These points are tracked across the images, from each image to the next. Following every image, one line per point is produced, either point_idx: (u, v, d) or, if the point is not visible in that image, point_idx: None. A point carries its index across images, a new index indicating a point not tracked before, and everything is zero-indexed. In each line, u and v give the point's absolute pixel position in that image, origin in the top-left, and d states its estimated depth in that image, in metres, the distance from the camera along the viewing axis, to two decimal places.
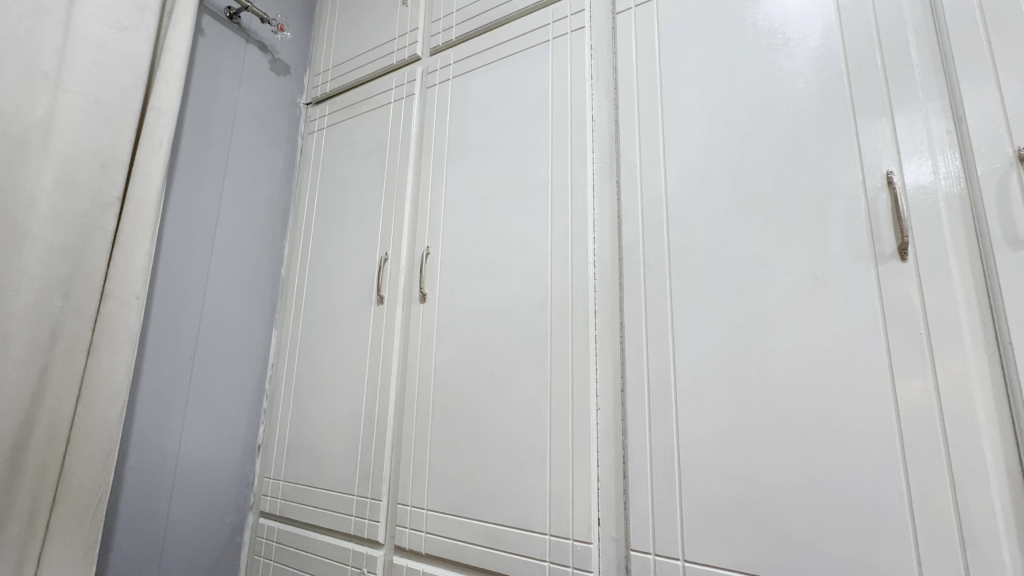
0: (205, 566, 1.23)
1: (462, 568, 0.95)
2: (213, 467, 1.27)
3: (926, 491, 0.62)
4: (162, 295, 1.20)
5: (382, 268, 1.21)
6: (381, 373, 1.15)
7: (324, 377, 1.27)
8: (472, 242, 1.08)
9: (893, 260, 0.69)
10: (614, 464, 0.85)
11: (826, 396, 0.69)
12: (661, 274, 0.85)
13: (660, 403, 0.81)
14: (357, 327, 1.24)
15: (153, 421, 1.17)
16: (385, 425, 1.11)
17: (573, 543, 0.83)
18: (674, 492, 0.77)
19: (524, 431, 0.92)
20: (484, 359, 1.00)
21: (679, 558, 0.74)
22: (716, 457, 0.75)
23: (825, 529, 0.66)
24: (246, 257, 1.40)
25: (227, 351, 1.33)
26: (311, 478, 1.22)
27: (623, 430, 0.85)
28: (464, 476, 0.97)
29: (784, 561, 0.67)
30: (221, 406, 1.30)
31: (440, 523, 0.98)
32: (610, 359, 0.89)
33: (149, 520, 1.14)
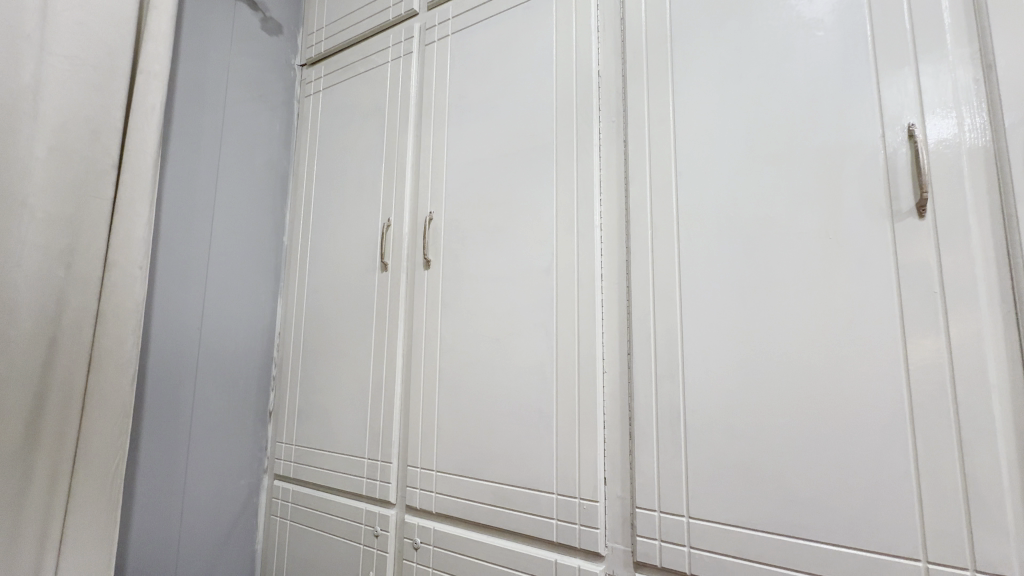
0: (225, 525, 1.28)
1: (471, 526, 0.98)
2: (227, 433, 1.30)
3: (932, 448, 0.62)
4: (166, 265, 1.20)
5: (384, 234, 1.20)
6: (387, 340, 1.16)
7: (331, 344, 1.28)
8: (476, 208, 1.06)
9: (909, 218, 0.67)
10: (620, 426, 0.85)
11: (835, 357, 0.69)
12: (669, 237, 0.83)
13: (666, 366, 0.81)
14: (361, 294, 1.23)
15: (165, 389, 1.19)
16: (394, 390, 1.12)
17: (579, 502, 0.85)
18: (679, 453, 0.78)
19: (530, 394, 0.93)
20: (490, 324, 1.00)
21: (683, 515, 0.76)
22: (722, 419, 0.75)
23: (829, 486, 0.67)
24: (247, 225, 1.38)
25: (234, 320, 1.33)
26: (322, 442, 1.25)
27: (629, 392, 0.85)
28: (472, 439, 0.99)
29: (788, 518, 0.69)
30: (232, 373, 1.32)
31: (449, 484, 1.01)
32: (616, 323, 0.88)
33: (168, 484, 1.18)
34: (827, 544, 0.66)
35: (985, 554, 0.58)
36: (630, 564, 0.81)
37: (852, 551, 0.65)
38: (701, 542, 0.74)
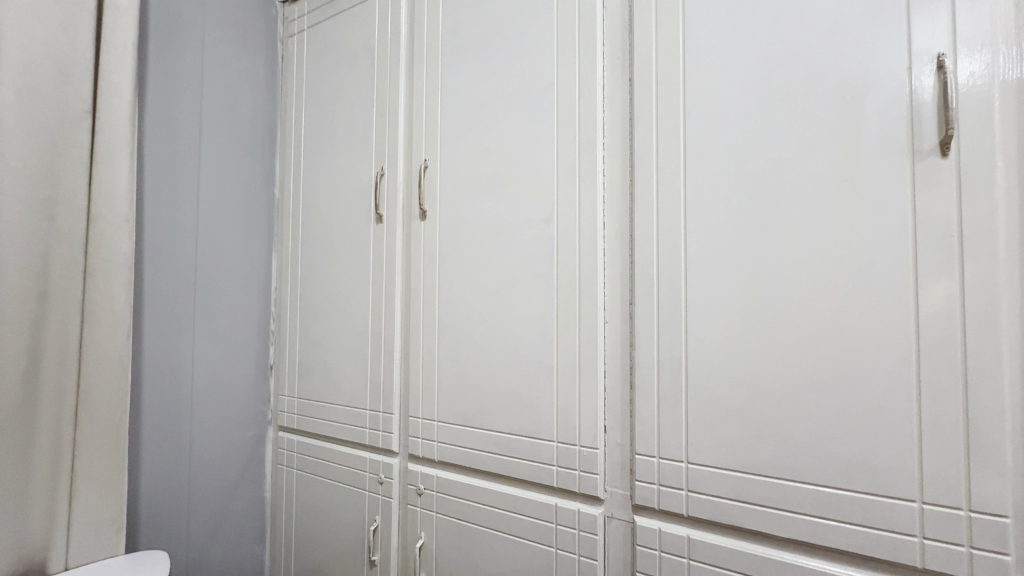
0: (233, 475, 1.31)
1: (473, 472, 1.00)
2: (229, 387, 1.31)
3: (936, 395, 0.61)
4: (153, 220, 1.17)
5: (378, 184, 1.16)
6: (385, 293, 1.14)
7: (328, 298, 1.26)
8: (473, 155, 1.01)
9: (931, 158, 0.63)
10: (621, 376, 0.85)
11: (842, 304, 0.67)
12: (675, 183, 0.80)
13: (669, 315, 0.79)
14: (356, 246, 1.20)
15: (163, 344, 1.18)
16: (393, 343, 1.12)
17: (579, 449, 0.86)
18: (680, 401, 0.78)
19: (530, 346, 0.92)
20: (489, 275, 0.98)
21: (682, 460, 0.77)
22: (724, 367, 0.74)
23: (829, 432, 0.67)
24: (235, 176, 1.33)
25: (228, 275, 1.31)
26: (324, 395, 1.26)
27: (631, 343, 0.84)
28: (472, 390, 0.99)
29: (785, 462, 0.70)
30: (230, 328, 1.31)
31: (451, 433, 1.02)
32: (619, 273, 0.86)
33: (174, 437, 1.20)
34: (824, 486, 0.67)
35: (981, 495, 0.59)
36: (629, 507, 0.83)
37: (848, 493, 0.65)
38: (699, 485, 0.76)
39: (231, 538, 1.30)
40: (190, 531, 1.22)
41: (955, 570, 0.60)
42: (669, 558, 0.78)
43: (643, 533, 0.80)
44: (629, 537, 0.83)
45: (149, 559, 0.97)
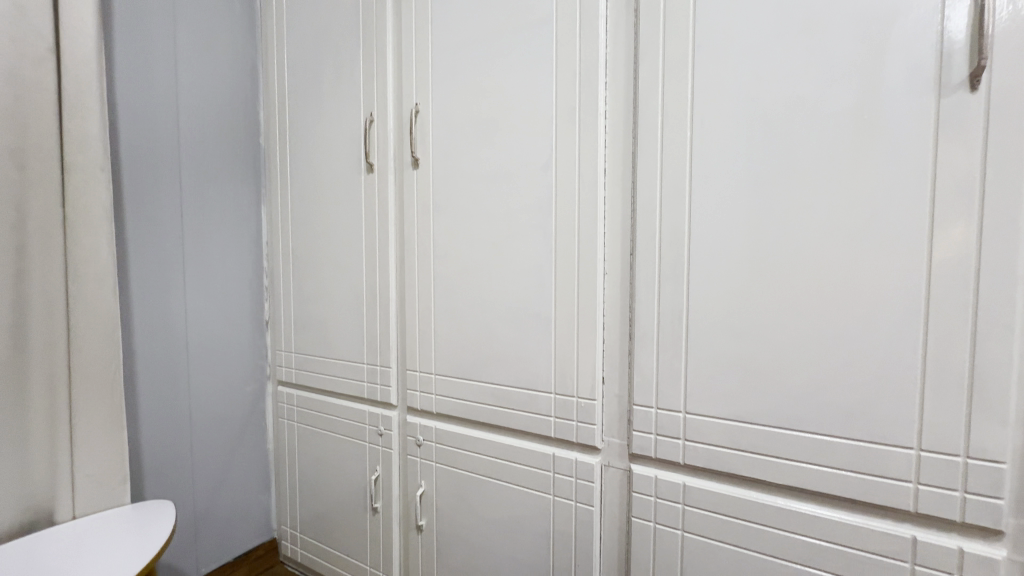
0: (235, 427, 1.33)
1: (471, 424, 1.01)
2: (225, 343, 1.30)
3: (943, 344, 0.60)
4: (131, 169, 1.11)
5: (368, 130, 1.10)
6: (379, 246, 1.11)
7: (321, 252, 1.23)
8: (467, 98, 0.95)
9: (959, 93, 0.58)
10: (619, 328, 0.84)
11: (852, 253, 0.64)
12: (681, 125, 0.75)
13: (671, 265, 0.77)
14: (348, 197, 1.16)
15: (154, 299, 1.15)
16: (388, 297, 1.10)
17: (577, 400, 0.86)
18: (680, 352, 0.77)
19: (528, 298, 0.90)
20: (485, 226, 0.95)
21: (680, 411, 0.77)
22: (725, 318, 0.73)
23: (830, 381, 0.66)
24: (217, 125, 1.27)
25: (216, 230, 1.27)
26: (320, 349, 1.25)
27: (631, 295, 0.82)
28: (469, 344, 0.98)
29: (784, 412, 0.69)
30: (222, 283, 1.29)
31: (449, 386, 1.02)
32: (619, 222, 0.83)
33: (172, 392, 1.19)
34: (821, 434, 0.67)
35: (980, 443, 0.58)
36: (625, 456, 0.84)
37: (846, 441, 0.65)
38: (696, 435, 0.76)
39: (237, 487, 1.33)
40: (195, 482, 1.24)
41: (947, 513, 0.60)
42: (664, 504, 0.79)
43: (639, 481, 0.81)
44: (625, 485, 0.84)
45: (154, 507, 0.99)
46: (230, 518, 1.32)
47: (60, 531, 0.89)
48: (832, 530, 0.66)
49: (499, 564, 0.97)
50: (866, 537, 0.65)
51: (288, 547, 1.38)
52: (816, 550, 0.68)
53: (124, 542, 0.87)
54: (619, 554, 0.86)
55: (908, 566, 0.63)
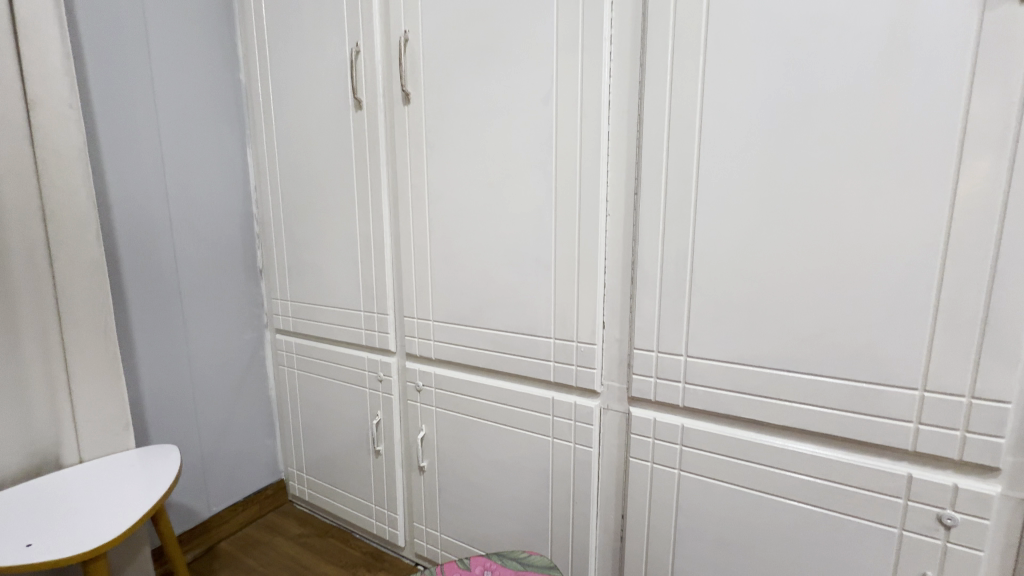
0: (235, 374, 1.33)
1: (470, 369, 1.01)
2: (219, 291, 1.28)
3: (959, 284, 0.58)
4: (104, 107, 1.03)
5: (354, 63, 1.02)
6: (371, 189, 1.06)
7: (311, 196, 1.18)
8: (459, 23, 0.87)
9: (1007, 6, 0.52)
10: (621, 272, 0.81)
11: (870, 189, 0.61)
12: (694, 49, 0.69)
13: (677, 205, 0.73)
14: (336, 138, 1.10)
15: (141, 247, 1.11)
16: (383, 242, 1.06)
17: (577, 345, 0.85)
18: (683, 296, 0.75)
19: (527, 242, 0.87)
20: (481, 166, 0.90)
21: (681, 355, 0.76)
22: (732, 260, 0.70)
23: (836, 323, 0.64)
24: (192, 59, 1.18)
25: (200, 173, 1.22)
26: (316, 297, 1.23)
27: (634, 236, 0.79)
28: (467, 290, 0.96)
29: (787, 355, 0.68)
30: (211, 230, 1.25)
31: (447, 333, 1.01)
32: (623, 160, 0.78)
33: (168, 341, 1.18)
34: (824, 376, 0.66)
35: (987, 384, 0.58)
36: (625, 399, 0.84)
37: (848, 383, 0.65)
38: (696, 378, 0.75)
39: (242, 432, 1.36)
40: (200, 427, 1.26)
41: (945, 452, 0.60)
42: (661, 445, 0.80)
43: (638, 423, 0.82)
44: (624, 427, 0.85)
45: (160, 451, 1.00)
46: (238, 461, 1.35)
47: (68, 474, 0.91)
48: (828, 467, 0.67)
49: (499, 501, 1.00)
50: (861, 474, 0.65)
51: (295, 487, 1.43)
52: (811, 487, 0.69)
53: (133, 483, 0.89)
54: (616, 492, 0.88)
55: (901, 501, 0.64)
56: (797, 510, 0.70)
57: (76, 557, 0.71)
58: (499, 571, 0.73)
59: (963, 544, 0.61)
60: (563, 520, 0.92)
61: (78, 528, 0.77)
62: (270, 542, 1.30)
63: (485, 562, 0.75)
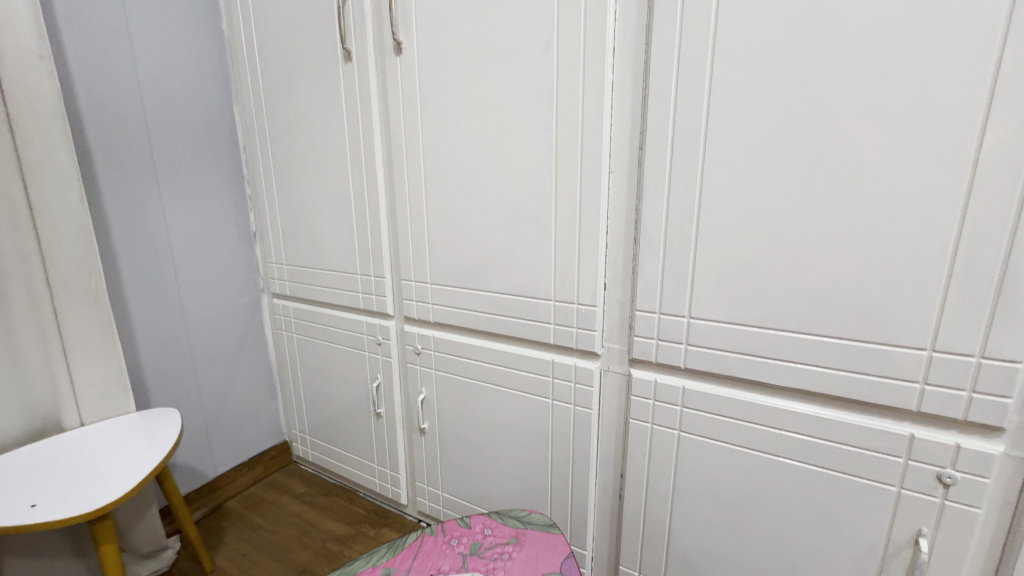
0: (233, 339, 1.33)
1: (470, 332, 1.00)
2: (213, 255, 1.25)
3: (977, 242, 0.55)
4: (79, 60, 0.97)
5: (341, 10, 0.96)
6: (364, 148, 1.02)
7: (303, 156, 1.13)
8: None
9: None
10: (624, 232, 0.79)
11: (890, 141, 0.57)
12: None
13: (683, 160, 0.70)
14: (326, 93, 1.05)
15: (129, 209, 1.08)
16: (378, 203, 1.03)
17: (577, 307, 0.84)
18: (687, 256, 0.72)
19: (526, 202, 0.84)
20: (478, 121, 0.85)
21: (684, 316, 0.75)
22: (740, 218, 0.67)
23: (846, 283, 0.62)
24: (170, 7, 1.11)
25: (186, 131, 1.17)
26: (312, 260, 1.21)
27: (638, 194, 0.76)
28: (465, 252, 0.94)
29: (794, 316, 0.66)
30: (200, 192, 1.21)
31: (446, 295, 0.99)
32: (627, 113, 0.74)
33: (164, 305, 1.17)
34: (831, 337, 0.65)
35: (998, 344, 0.56)
36: (626, 361, 0.83)
37: (854, 344, 0.63)
38: (698, 340, 0.74)
39: (243, 395, 1.37)
40: (201, 391, 1.26)
41: (950, 412, 0.60)
42: (662, 406, 0.80)
43: (638, 384, 0.81)
44: (624, 388, 0.85)
45: (161, 414, 1.00)
46: (241, 424, 1.37)
47: (71, 437, 0.91)
48: (829, 428, 0.67)
49: (499, 462, 1.01)
50: (863, 434, 0.65)
51: (299, 448, 1.46)
52: (811, 447, 0.68)
53: (136, 445, 0.90)
54: (616, 452, 0.89)
55: (902, 461, 0.63)
56: (796, 469, 0.70)
57: (80, 517, 0.72)
58: (500, 529, 0.74)
59: (961, 502, 0.61)
60: (563, 479, 0.93)
61: (82, 489, 0.77)
62: (277, 501, 1.34)
63: (485, 520, 0.76)
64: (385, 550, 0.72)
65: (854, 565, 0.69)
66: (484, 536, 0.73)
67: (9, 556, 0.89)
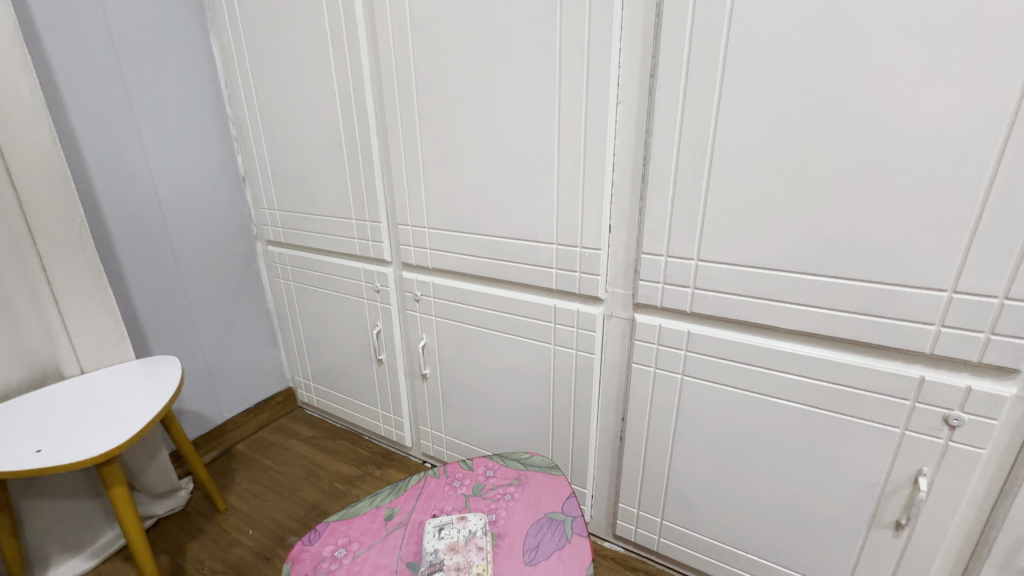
0: (230, 287, 1.31)
1: (469, 278, 0.97)
2: (201, 200, 1.21)
3: (1016, 175, 0.51)
4: None
5: None
6: (353, 82, 0.95)
7: (288, 91, 1.06)
8: None
9: None
10: (631, 170, 0.74)
11: (932, 60, 0.51)
12: None
13: (698, 88, 0.64)
14: (308, 20, 0.96)
15: (108, 151, 1.02)
16: (370, 143, 0.97)
17: (581, 251, 0.80)
18: (698, 195, 0.68)
19: (527, 138, 0.79)
20: (475, 48, 0.78)
21: (692, 259, 0.72)
22: (757, 152, 0.62)
23: (866, 222, 0.59)
24: None
25: (162, 65, 1.09)
26: (304, 205, 1.17)
27: (647, 128, 0.70)
28: (463, 194, 0.89)
29: (808, 258, 0.63)
30: (182, 133, 1.15)
31: (444, 240, 0.96)
32: (638, 35, 0.67)
33: (155, 253, 1.13)
34: (846, 279, 0.62)
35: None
36: (630, 306, 0.81)
37: (871, 286, 0.61)
38: (706, 283, 0.71)
39: (244, 343, 1.37)
40: (202, 339, 1.26)
41: (964, 354, 0.58)
42: (665, 351, 0.78)
43: (642, 329, 0.79)
44: (627, 334, 0.83)
45: (161, 361, 1.00)
46: (244, 371, 1.38)
47: (72, 384, 0.91)
48: (837, 371, 0.66)
49: (501, 406, 1.02)
50: (871, 378, 0.64)
51: (303, 394, 1.48)
52: (817, 390, 0.68)
53: (138, 391, 0.90)
54: (617, 396, 0.89)
55: (909, 403, 0.63)
56: (799, 411, 0.70)
57: (87, 461, 0.73)
58: (501, 471, 0.75)
59: (965, 443, 0.61)
60: (564, 423, 0.94)
61: (86, 435, 0.78)
62: (285, 443, 1.37)
63: (487, 463, 0.77)
64: (388, 491, 0.73)
65: (851, 502, 0.70)
66: (486, 478, 0.74)
67: (25, 498, 0.91)
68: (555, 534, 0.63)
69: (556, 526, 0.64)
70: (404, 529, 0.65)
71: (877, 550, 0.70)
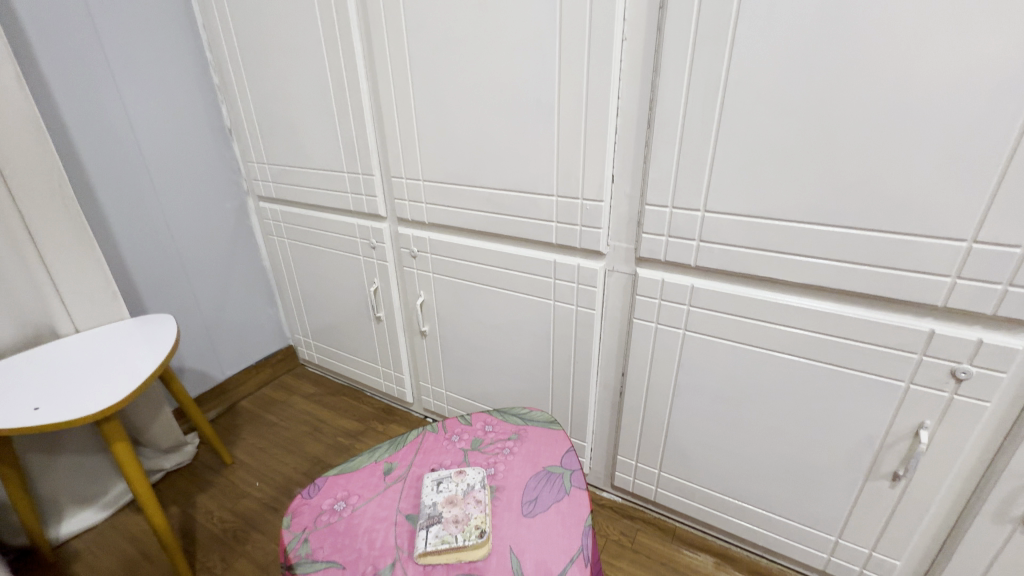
0: (223, 245, 1.28)
1: (467, 233, 0.94)
2: (187, 153, 1.16)
3: None
4: None
5: None
6: (338, 22, 0.88)
7: (270, 34, 0.99)
8: None
9: None
10: (637, 115, 0.69)
11: None
12: None
13: (712, 21, 0.58)
14: None
15: (83, 101, 0.97)
16: (360, 90, 0.92)
17: (582, 203, 0.77)
18: (708, 141, 0.64)
19: (525, 81, 0.74)
20: None
21: (698, 211, 0.68)
22: (773, 92, 0.58)
23: (887, 168, 0.55)
24: None
25: (133, 5, 1.01)
26: (294, 159, 1.12)
27: (655, 68, 0.65)
28: (458, 144, 0.85)
29: (821, 207, 0.60)
30: (161, 81, 1.08)
31: (439, 194, 0.92)
32: None
33: (142, 210, 1.10)
34: (859, 229, 0.59)
35: None
36: (632, 260, 0.79)
37: (885, 236, 0.58)
38: (712, 236, 0.69)
39: (242, 302, 1.35)
40: (198, 298, 1.25)
41: (979, 307, 0.56)
42: (668, 306, 0.76)
43: (644, 285, 0.77)
44: (629, 289, 0.81)
45: (156, 320, 0.99)
46: (243, 329, 1.37)
47: (67, 343, 0.90)
48: (844, 325, 0.64)
49: (501, 362, 1.02)
50: (879, 331, 0.62)
51: (304, 352, 1.48)
52: (822, 344, 0.66)
53: (134, 349, 0.89)
54: (618, 352, 0.88)
55: (916, 356, 0.61)
56: (803, 366, 0.69)
57: (86, 419, 0.73)
58: (500, 426, 0.75)
59: (971, 396, 0.60)
60: (564, 378, 0.94)
61: (84, 393, 0.77)
62: (288, 400, 1.38)
63: (486, 418, 0.77)
64: (387, 446, 0.73)
65: (850, 454, 0.70)
66: (485, 432, 0.74)
67: (32, 454, 0.92)
68: (554, 487, 0.63)
69: (555, 480, 0.65)
70: (403, 482, 0.66)
71: (873, 497, 0.71)
